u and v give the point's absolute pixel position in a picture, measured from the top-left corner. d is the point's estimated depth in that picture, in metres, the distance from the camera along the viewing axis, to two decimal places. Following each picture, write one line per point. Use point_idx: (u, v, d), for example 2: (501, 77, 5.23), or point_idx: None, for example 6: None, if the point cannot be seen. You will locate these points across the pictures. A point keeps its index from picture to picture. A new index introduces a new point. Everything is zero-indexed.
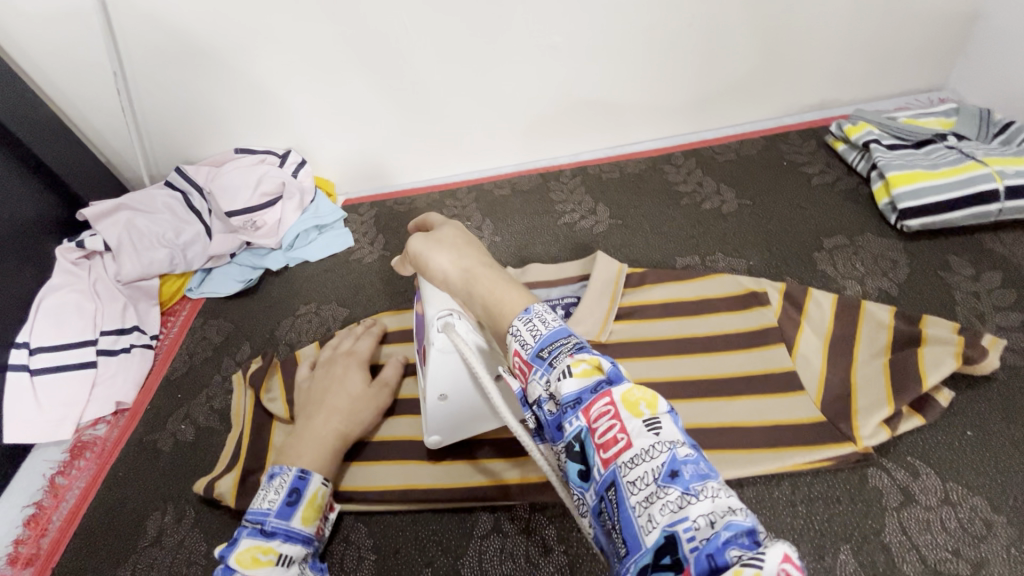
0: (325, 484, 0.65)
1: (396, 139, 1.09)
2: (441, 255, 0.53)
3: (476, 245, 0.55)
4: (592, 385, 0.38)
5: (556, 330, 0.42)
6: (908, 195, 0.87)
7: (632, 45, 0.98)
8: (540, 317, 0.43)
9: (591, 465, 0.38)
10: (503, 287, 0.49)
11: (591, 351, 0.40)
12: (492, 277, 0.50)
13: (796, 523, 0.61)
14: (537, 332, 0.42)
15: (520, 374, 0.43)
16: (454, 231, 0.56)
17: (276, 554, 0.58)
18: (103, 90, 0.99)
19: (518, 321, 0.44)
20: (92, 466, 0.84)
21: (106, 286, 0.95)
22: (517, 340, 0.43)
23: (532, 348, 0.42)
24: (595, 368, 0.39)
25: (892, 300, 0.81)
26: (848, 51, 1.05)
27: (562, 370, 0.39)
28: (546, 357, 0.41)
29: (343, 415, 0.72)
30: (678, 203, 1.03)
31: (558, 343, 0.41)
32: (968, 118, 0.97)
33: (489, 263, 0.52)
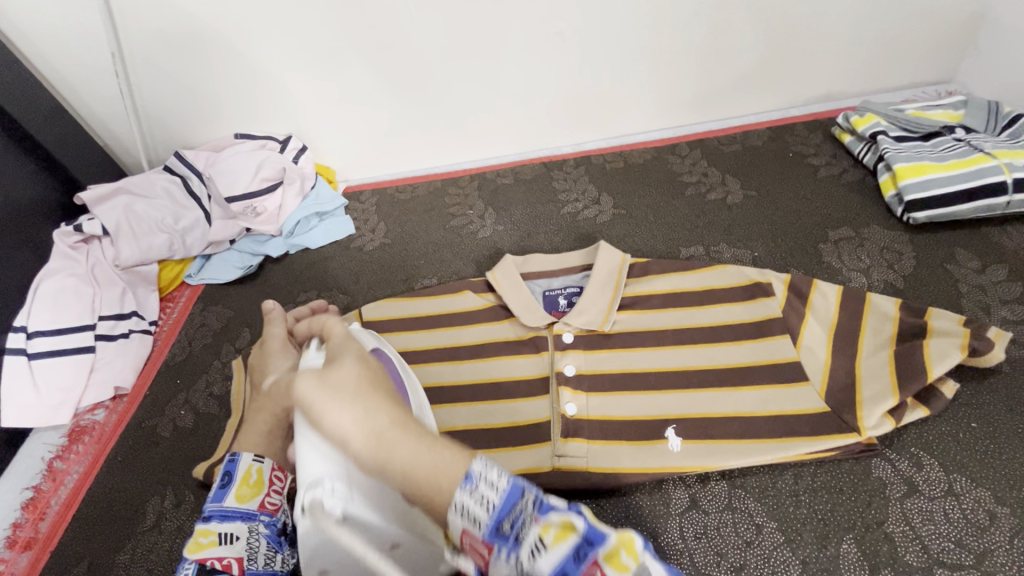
0: (258, 459, 0.64)
1: (398, 126, 1.08)
2: (339, 409, 0.46)
3: (381, 389, 0.49)
4: (568, 550, 0.38)
5: (507, 489, 0.41)
6: (915, 186, 0.86)
7: (637, 32, 0.97)
8: (485, 478, 0.41)
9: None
10: (425, 452, 0.43)
11: (554, 509, 0.40)
12: (407, 440, 0.44)
13: (799, 513, 0.61)
14: (486, 502, 0.40)
15: (476, 551, 0.42)
16: (354, 372, 0.49)
17: (215, 534, 0.57)
18: (101, 72, 0.98)
19: (461, 494, 0.41)
20: (90, 450, 0.83)
21: (104, 271, 0.95)
22: (465, 517, 0.41)
23: (486, 524, 0.40)
24: (568, 529, 0.39)
25: (898, 292, 0.81)
26: (856, 42, 1.04)
27: (532, 544, 0.39)
28: (506, 531, 0.40)
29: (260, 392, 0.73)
30: (683, 193, 1.02)
31: (517, 510, 0.40)
32: (976, 110, 0.95)
33: (397, 414, 0.46)
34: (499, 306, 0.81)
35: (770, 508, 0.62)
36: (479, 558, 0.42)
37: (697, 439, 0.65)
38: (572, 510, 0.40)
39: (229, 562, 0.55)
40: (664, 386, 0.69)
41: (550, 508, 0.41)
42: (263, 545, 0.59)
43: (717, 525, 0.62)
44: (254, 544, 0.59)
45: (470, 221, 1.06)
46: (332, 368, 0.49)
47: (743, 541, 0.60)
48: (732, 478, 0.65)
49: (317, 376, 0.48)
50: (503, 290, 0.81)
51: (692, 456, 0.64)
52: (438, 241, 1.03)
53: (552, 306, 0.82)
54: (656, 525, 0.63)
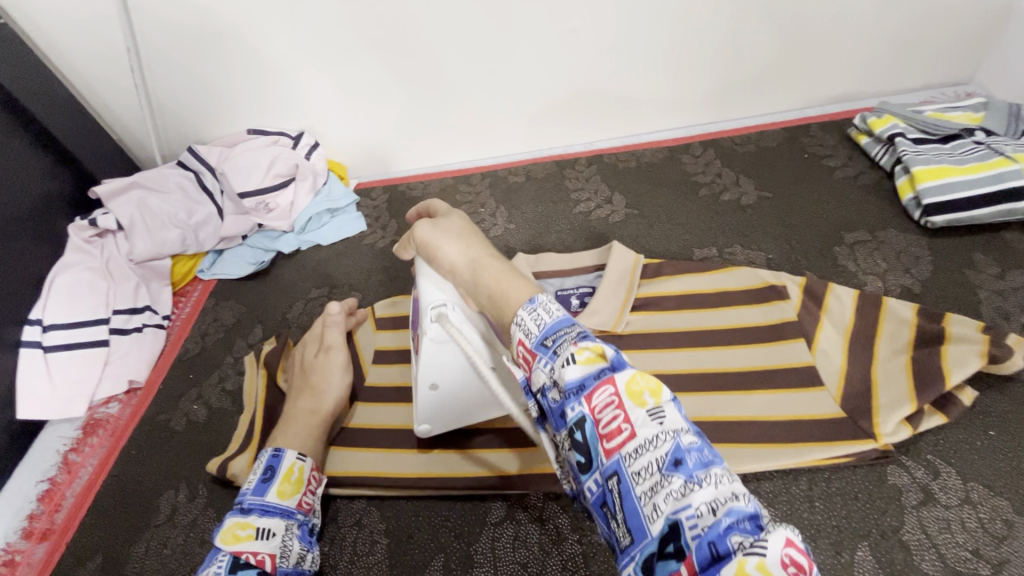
0: (302, 458, 0.66)
1: (411, 123, 1.08)
2: (448, 244, 0.58)
3: (479, 235, 0.59)
4: (594, 372, 0.40)
5: (558, 317, 0.44)
6: (934, 189, 0.85)
7: (653, 30, 0.96)
8: (545, 306, 0.45)
9: (594, 452, 0.38)
10: (508, 277, 0.52)
11: (595, 339, 0.42)
12: (499, 267, 0.54)
13: (813, 519, 0.61)
14: (539, 321, 0.44)
15: (522, 364, 0.45)
16: (459, 221, 0.60)
17: (253, 528, 0.59)
18: (117, 67, 0.98)
19: (522, 311, 0.46)
20: (104, 443, 0.84)
21: (119, 265, 0.95)
22: (521, 329, 0.45)
23: (536, 335, 0.44)
24: (599, 357, 0.40)
25: (914, 297, 0.80)
26: (875, 42, 1.03)
27: (565, 358, 0.41)
28: (548, 346, 0.43)
29: (309, 395, 0.73)
30: (696, 194, 1.01)
31: (562, 331, 0.43)
32: (996, 113, 0.94)
33: (493, 253, 0.56)
34: None
35: (784, 513, 0.62)
36: (522, 369, 0.45)
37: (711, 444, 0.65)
38: (611, 346, 0.41)
39: (263, 557, 0.57)
40: (676, 389, 0.69)
41: (592, 338, 0.42)
42: (296, 546, 0.61)
43: None
44: (288, 543, 0.60)
45: (482, 220, 1.05)
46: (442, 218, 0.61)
47: None
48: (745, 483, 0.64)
49: (430, 222, 0.60)
50: None
51: None
52: None
53: (564, 306, 0.80)
54: None
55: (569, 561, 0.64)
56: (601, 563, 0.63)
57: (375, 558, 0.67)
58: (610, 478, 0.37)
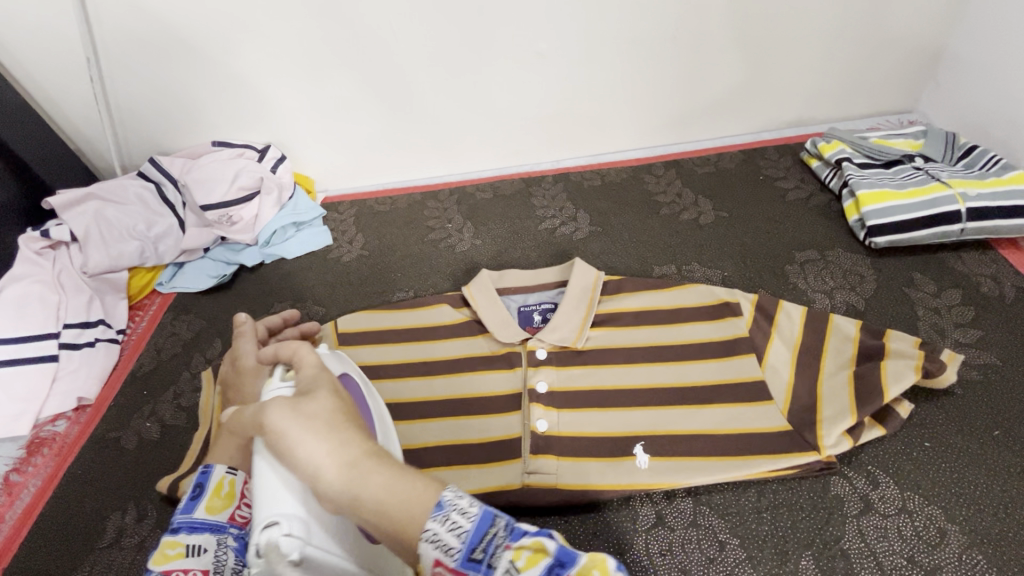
0: (232, 472, 0.60)
1: (379, 138, 1.09)
2: (307, 446, 0.43)
3: (354, 422, 0.46)
4: (543, 574, 0.38)
5: (482, 513, 0.41)
6: (876, 213, 0.89)
7: (616, 54, 1.00)
8: (456, 507, 0.41)
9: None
10: (398, 481, 0.42)
11: (526, 532, 0.41)
12: (380, 472, 0.42)
13: (760, 529, 0.63)
14: (460, 532, 0.40)
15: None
16: (327, 406, 0.46)
17: (183, 545, 0.53)
18: (76, 75, 0.96)
19: (433, 523, 0.40)
20: (49, 464, 0.81)
21: (71, 278, 0.93)
22: (436, 548, 0.39)
23: (461, 552, 0.39)
24: (541, 551, 0.39)
25: (859, 314, 0.84)
26: (824, 71, 1.08)
27: (506, 567, 0.38)
28: (478, 559, 0.39)
29: (235, 411, 0.71)
30: (658, 212, 1.04)
31: (489, 536, 0.40)
32: (935, 140, 1.00)
33: (371, 448, 0.44)
34: (472, 321, 0.82)
35: (733, 525, 0.64)
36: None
37: (665, 456, 0.66)
38: (541, 532, 0.40)
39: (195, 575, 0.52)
40: (632, 403, 0.71)
41: (523, 532, 0.41)
42: (231, 560, 0.55)
43: (682, 542, 0.63)
44: (223, 558, 0.55)
45: (449, 235, 1.06)
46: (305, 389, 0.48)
47: (705, 558, 0.62)
48: (697, 496, 0.66)
49: (288, 408, 0.45)
50: (479, 306, 0.81)
51: (660, 474, 0.65)
52: (416, 255, 1.03)
53: (527, 322, 0.83)
54: (622, 542, 0.64)
55: None
56: None
57: None
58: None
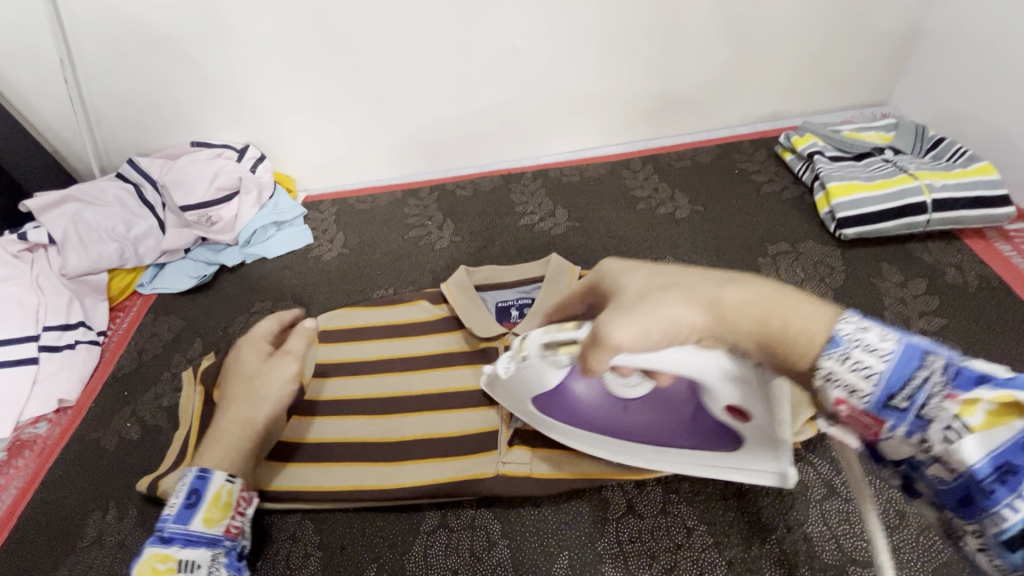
0: (231, 481, 0.63)
1: (359, 136, 1.09)
2: (668, 306, 0.42)
3: (663, 276, 0.45)
4: (1013, 436, 0.33)
5: (901, 349, 0.36)
6: (846, 205, 0.91)
7: (593, 50, 1.00)
8: (854, 344, 0.37)
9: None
10: (765, 295, 0.40)
11: (978, 381, 0.35)
12: (736, 291, 0.41)
13: (726, 515, 0.65)
14: (873, 374, 0.36)
15: (856, 422, 0.39)
16: (637, 283, 0.46)
17: (175, 561, 0.57)
18: (51, 77, 0.96)
19: (829, 361, 0.37)
20: (30, 465, 0.81)
21: (50, 280, 0.93)
22: (840, 388, 0.38)
23: (874, 396, 0.37)
24: (1008, 412, 0.34)
25: (828, 304, 0.86)
26: (798, 66, 1.10)
27: (946, 422, 0.35)
28: (902, 406, 0.36)
29: (244, 407, 0.68)
30: (635, 207, 1.06)
31: (919, 379, 0.36)
32: (905, 132, 1.02)
33: (705, 282, 0.42)
34: (451, 316, 0.84)
35: (701, 511, 0.65)
36: (863, 430, 0.40)
37: None
38: (1015, 386, 0.34)
39: None
40: None
41: (973, 381, 0.35)
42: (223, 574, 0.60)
43: (652, 529, 0.65)
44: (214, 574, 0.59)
45: (429, 233, 1.07)
46: (616, 296, 0.47)
47: (673, 544, 0.63)
48: (667, 484, 0.68)
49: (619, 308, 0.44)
50: (457, 303, 0.82)
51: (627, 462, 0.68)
52: (396, 252, 1.04)
53: (505, 317, 0.85)
54: (593, 530, 0.65)
55: (498, 566, 0.64)
56: (529, 567, 0.64)
57: (308, 571, 0.67)
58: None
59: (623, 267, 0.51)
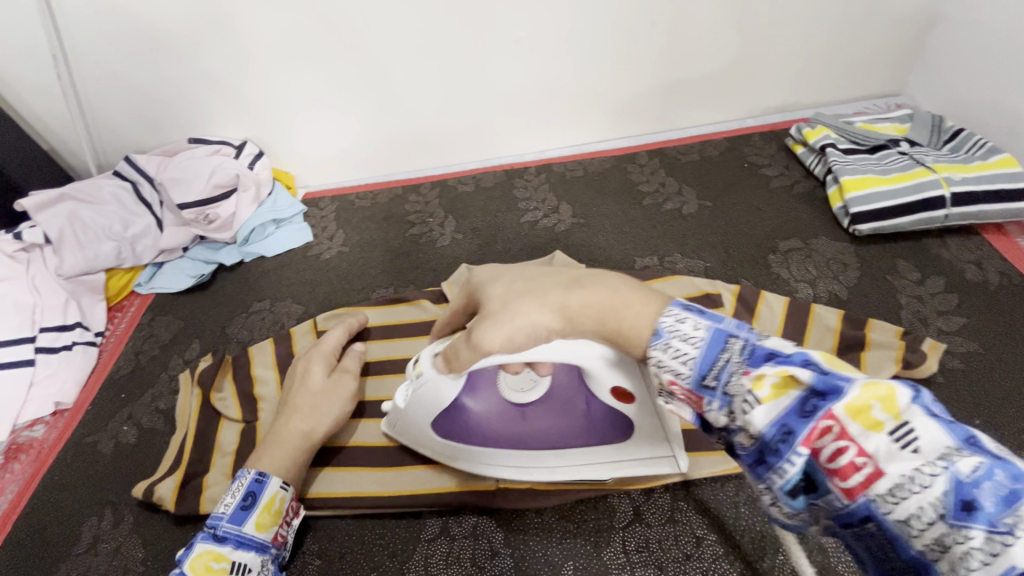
0: (285, 488, 0.63)
1: (358, 131, 1.07)
2: (522, 310, 0.44)
3: (531, 280, 0.46)
4: (792, 403, 0.32)
5: (709, 335, 0.36)
6: (860, 199, 0.88)
7: (597, 40, 0.97)
8: (676, 332, 0.37)
9: (826, 494, 0.31)
10: (615, 293, 0.42)
11: (768, 358, 0.34)
12: (591, 292, 0.43)
13: (737, 524, 0.63)
14: (686, 360, 0.36)
15: (682, 405, 0.38)
16: (501, 287, 0.47)
17: (228, 562, 0.57)
18: (44, 73, 0.94)
19: (654, 350, 0.38)
20: (26, 470, 0.80)
21: (46, 281, 0.92)
22: (664, 369, 0.37)
23: (691, 377, 0.36)
24: (789, 383, 0.32)
25: (842, 303, 0.83)
26: (810, 55, 1.06)
27: (742, 396, 0.33)
28: (712, 384, 0.35)
29: (307, 415, 0.68)
30: (641, 202, 1.03)
31: (722, 359, 0.35)
32: (921, 124, 0.98)
33: (557, 283, 0.45)
34: None
35: (711, 520, 0.63)
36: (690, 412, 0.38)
37: None
38: (797, 360, 0.33)
39: None
40: None
41: (763, 358, 0.34)
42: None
43: (660, 538, 0.63)
44: None
45: (430, 230, 1.05)
46: (484, 302, 0.48)
47: (683, 555, 0.61)
48: (675, 491, 0.66)
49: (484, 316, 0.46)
50: None
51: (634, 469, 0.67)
52: (397, 250, 1.02)
53: None
54: (600, 539, 0.63)
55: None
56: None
57: None
58: (858, 521, 0.30)
59: (495, 270, 0.50)
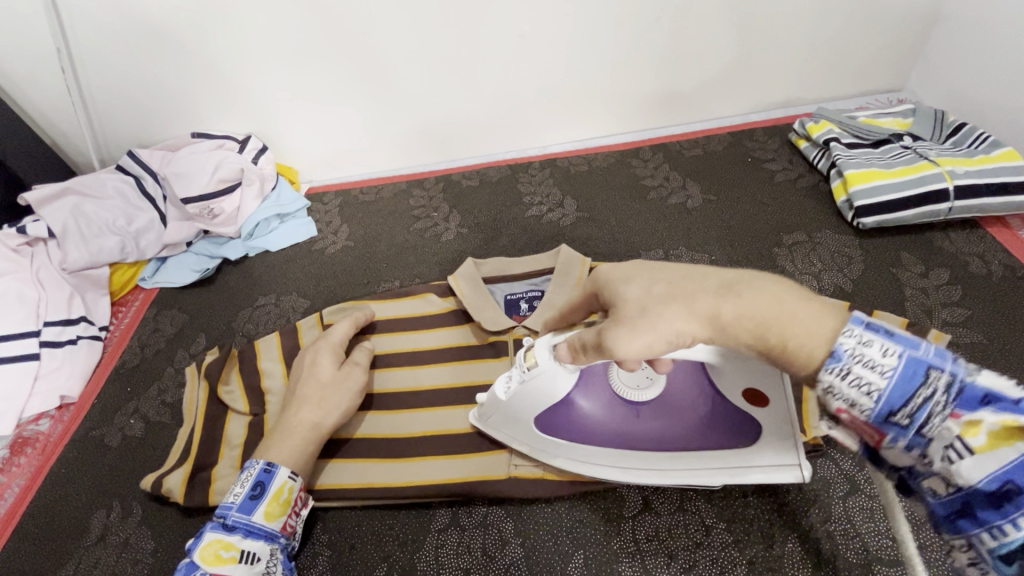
0: (293, 478, 0.63)
1: (362, 126, 1.06)
2: (667, 318, 0.44)
3: (674, 283, 0.45)
4: (1015, 457, 0.37)
5: (903, 365, 0.38)
6: (864, 193, 0.88)
7: (602, 35, 0.97)
8: (861, 360, 0.39)
9: (1019, 543, 0.38)
10: (783, 303, 0.41)
11: (983, 403, 0.38)
12: (753, 298, 0.42)
13: (746, 512, 0.63)
14: (873, 391, 0.39)
15: (857, 427, 0.43)
16: (637, 291, 0.46)
17: (238, 551, 0.58)
18: (47, 66, 0.94)
19: (829, 375, 0.40)
20: (33, 463, 0.80)
21: (50, 274, 0.91)
22: (840, 400, 0.41)
23: (874, 411, 0.40)
24: (1005, 433, 0.37)
25: (847, 295, 0.84)
26: (814, 50, 1.07)
27: (949, 439, 0.39)
28: (901, 421, 0.39)
29: (315, 407, 0.68)
30: (645, 196, 1.03)
31: (922, 398, 0.38)
32: (924, 119, 0.99)
33: (711, 287, 0.43)
34: (457, 310, 0.82)
35: (719, 509, 0.64)
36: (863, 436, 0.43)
37: None
38: (1020, 412, 0.37)
39: None
40: None
41: (976, 402, 0.38)
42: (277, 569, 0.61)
43: (669, 527, 0.63)
44: (271, 568, 0.60)
45: (435, 224, 1.05)
46: (616, 304, 0.47)
47: (692, 543, 0.62)
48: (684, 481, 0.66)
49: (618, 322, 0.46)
50: (465, 295, 0.80)
51: None
52: (402, 244, 1.02)
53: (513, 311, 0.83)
54: (609, 529, 0.64)
55: (511, 565, 0.63)
56: (543, 567, 0.62)
57: (317, 570, 0.65)
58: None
59: (631, 268, 0.48)
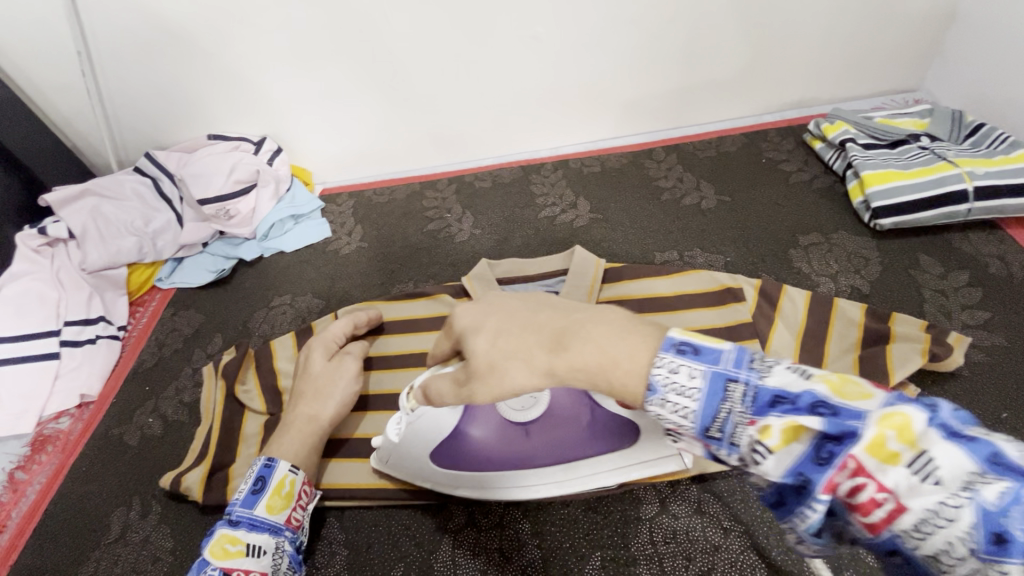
0: (295, 471, 0.64)
1: (376, 127, 1.07)
2: (512, 372, 0.41)
3: (516, 329, 0.42)
4: (806, 450, 0.33)
5: (706, 384, 0.35)
6: (882, 194, 0.88)
7: (615, 36, 0.97)
8: (671, 386, 0.35)
9: (849, 525, 0.33)
10: (615, 343, 0.38)
11: (773, 404, 0.33)
12: (586, 342, 0.38)
13: (765, 515, 0.63)
14: (686, 413, 0.35)
15: (687, 445, 0.38)
16: (480, 343, 0.43)
17: (244, 544, 0.57)
18: (67, 71, 0.95)
19: (652, 407, 0.36)
20: (54, 461, 0.81)
21: (70, 275, 0.93)
22: (666, 422, 0.36)
23: (692, 427, 0.35)
24: (798, 429, 0.33)
25: (864, 297, 0.83)
26: (828, 50, 1.06)
27: (750, 445, 0.34)
28: (716, 435, 0.35)
29: (313, 400, 0.70)
30: (659, 198, 1.03)
31: (726, 407, 0.34)
32: (941, 119, 0.98)
33: (549, 335, 0.40)
34: None
35: (738, 511, 0.63)
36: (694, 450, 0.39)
37: None
38: (805, 403, 0.33)
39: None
40: None
41: (768, 403, 0.34)
42: (285, 564, 0.60)
43: (686, 530, 0.63)
44: (278, 562, 0.59)
45: (448, 225, 1.05)
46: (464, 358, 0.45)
47: (710, 545, 0.62)
48: (702, 483, 0.66)
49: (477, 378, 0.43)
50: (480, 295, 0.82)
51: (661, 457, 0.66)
52: (416, 245, 1.03)
53: None
54: (627, 530, 0.64)
55: (528, 566, 0.63)
56: (560, 568, 0.62)
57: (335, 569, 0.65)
58: (886, 549, 0.33)
59: (476, 313, 0.46)
